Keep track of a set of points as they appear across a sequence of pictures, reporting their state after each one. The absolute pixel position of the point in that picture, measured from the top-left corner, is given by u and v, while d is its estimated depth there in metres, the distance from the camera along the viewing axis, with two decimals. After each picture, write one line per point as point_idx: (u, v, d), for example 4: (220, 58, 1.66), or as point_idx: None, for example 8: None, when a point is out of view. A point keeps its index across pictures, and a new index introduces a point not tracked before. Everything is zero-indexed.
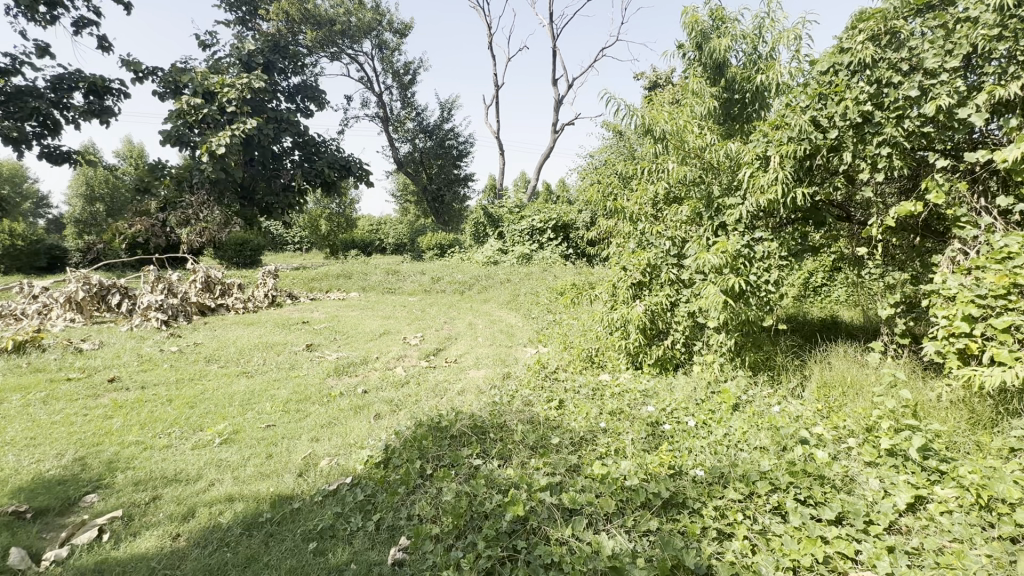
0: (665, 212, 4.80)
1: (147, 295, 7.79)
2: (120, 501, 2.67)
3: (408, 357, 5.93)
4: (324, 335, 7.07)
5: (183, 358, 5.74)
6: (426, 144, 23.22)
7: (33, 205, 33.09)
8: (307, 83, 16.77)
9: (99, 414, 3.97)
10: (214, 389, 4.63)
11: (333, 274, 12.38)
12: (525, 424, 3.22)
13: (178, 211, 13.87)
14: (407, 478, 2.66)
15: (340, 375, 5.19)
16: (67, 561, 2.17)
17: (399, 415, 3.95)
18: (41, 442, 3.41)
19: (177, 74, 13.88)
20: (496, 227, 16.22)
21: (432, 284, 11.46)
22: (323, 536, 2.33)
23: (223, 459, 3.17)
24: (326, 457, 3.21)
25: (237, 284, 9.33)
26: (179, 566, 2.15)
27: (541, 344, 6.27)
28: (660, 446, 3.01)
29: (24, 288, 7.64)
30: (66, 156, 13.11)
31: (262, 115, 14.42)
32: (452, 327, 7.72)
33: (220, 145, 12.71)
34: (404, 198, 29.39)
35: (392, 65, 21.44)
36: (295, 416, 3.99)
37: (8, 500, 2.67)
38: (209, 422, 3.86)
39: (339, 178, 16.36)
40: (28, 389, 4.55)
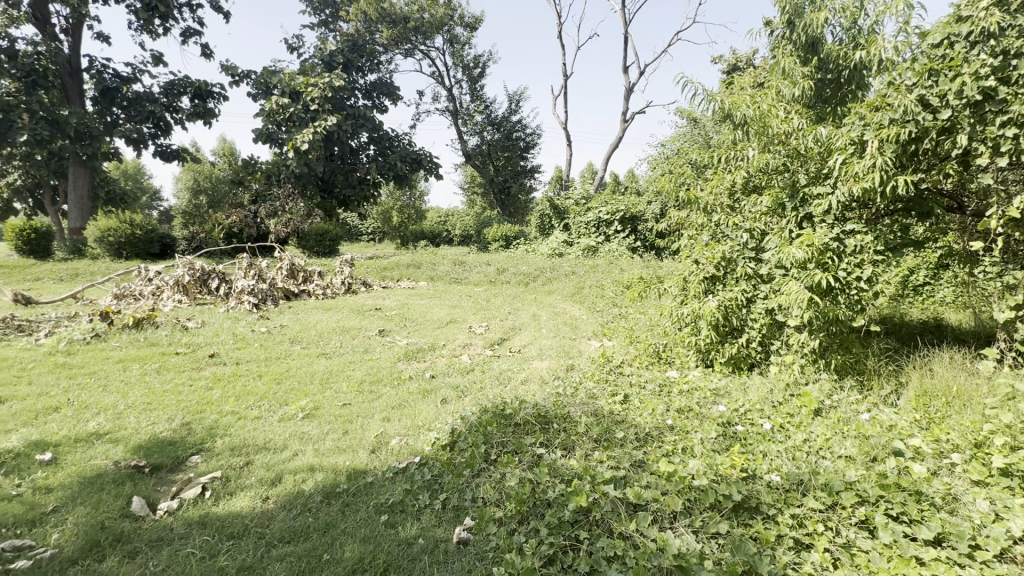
0: (743, 202, 4.56)
1: (241, 280, 8.54)
2: (218, 463, 2.98)
3: (473, 345, 6.08)
4: (395, 321, 7.41)
5: (270, 338, 6.26)
6: (495, 136, 23.43)
7: (149, 199, 37.32)
8: (383, 79, 17.51)
9: (201, 384, 4.46)
10: (298, 367, 5.04)
11: (403, 264, 12.92)
12: (589, 416, 3.20)
13: (268, 203, 15.00)
14: (472, 461, 2.73)
15: (410, 359, 5.45)
16: (176, 512, 2.45)
17: (464, 401, 4.07)
18: (156, 407, 3.88)
19: (267, 77, 15.18)
20: (562, 219, 16.07)
21: (497, 275, 11.65)
22: (393, 510, 2.47)
23: (305, 432, 3.44)
24: (396, 436, 3.38)
25: (317, 272, 10.02)
26: (269, 525, 2.35)
27: (606, 337, 6.18)
28: (731, 447, 2.87)
29: (142, 271, 8.67)
30: (175, 154, 14.73)
31: (342, 113, 15.28)
32: (516, 317, 7.83)
33: (305, 142, 14.24)
34: (472, 191, 30.06)
35: (462, 60, 21.81)
36: (369, 397, 4.23)
37: (131, 455, 3.07)
38: (293, 398, 4.19)
39: (411, 170, 17.19)
40: (146, 359, 5.19)
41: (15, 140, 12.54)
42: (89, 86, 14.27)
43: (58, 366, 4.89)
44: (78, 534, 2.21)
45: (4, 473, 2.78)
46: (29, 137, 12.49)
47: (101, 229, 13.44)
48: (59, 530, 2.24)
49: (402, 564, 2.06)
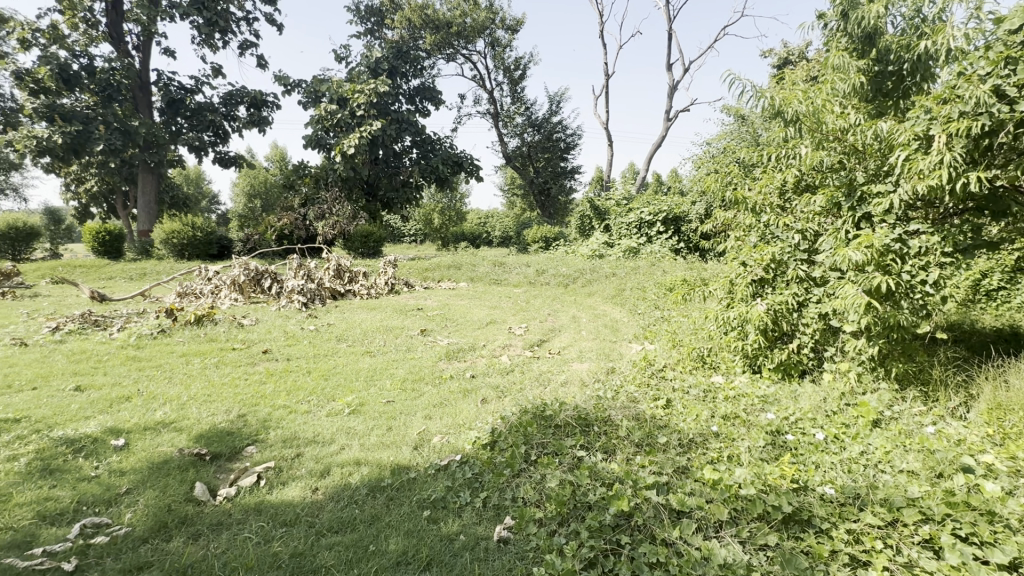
0: (795, 202, 4.39)
1: (291, 280, 8.94)
2: (272, 454, 3.14)
3: (513, 346, 6.11)
4: (436, 321, 7.56)
5: (318, 336, 6.52)
6: (535, 138, 23.43)
7: (208, 202, 39.64)
8: (425, 84, 17.89)
9: (256, 378, 4.70)
10: (344, 364, 5.22)
11: (445, 265, 13.16)
12: (630, 420, 3.15)
13: (316, 206, 15.74)
14: (513, 461, 2.74)
15: (451, 359, 5.54)
16: (234, 498, 2.60)
17: (504, 401, 4.10)
18: (215, 399, 4.13)
19: (316, 85, 15.91)
20: (603, 219, 15.90)
21: (536, 276, 11.66)
22: (436, 506, 2.52)
23: (351, 427, 3.56)
24: (438, 434, 3.45)
25: (362, 272, 10.35)
26: (318, 515, 2.45)
27: (647, 341, 6.07)
28: (781, 457, 2.77)
29: (203, 271, 9.24)
30: (232, 160, 15.62)
31: (386, 118, 15.73)
32: (556, 319, 7.81)
33: (351, 146, 14.78)
34: (512, 193, 30.21)
35: (503, 62, 21.98)
36: (411, 395, 4.33)
37: (194, 443, 3.28)
38: (339, 394, 4.35)
39: (452, 173, 17.50)
40: (206, 354, 5.53)
41: (92, 149, 13.65)
42: (157, 98, 15.35)
43: (129, 359, 5.28)
44: (149, 515, 2.38)
45: (85, 456, 3.03)
46: (104, 146, 13.61)
47: (167, 232, 14.38)
48: (132, 511, 2.42)
49: (444, 559, 2.10)
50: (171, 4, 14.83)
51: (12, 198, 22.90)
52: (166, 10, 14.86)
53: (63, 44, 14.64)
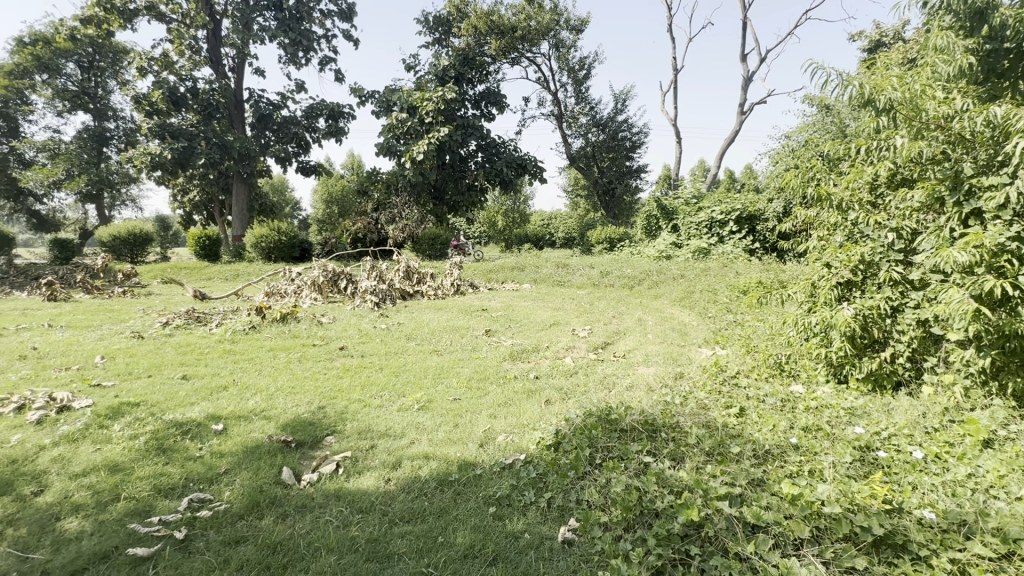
0: (888, 197, 4.03)
1: (365, 281, 9.45)
2: (349, 445, 3.34)
3: (577, 348, 6.08)
4: (500, 322, 7.68)
5: (389, 334, 6.83)
6: (600, 137, 23.10)
7: (291, 208, 42.79)
8: (491, 89, 18.21)
9: (334, 373, 5.03)
10: (413, 362, 5.46)
11: (509, 266, 13.36)
12: (700, 428, 3.03)
13: (387, 211, 16.45)
14: (577, 464, 2.73)
15: (515, 359, 5.61)
16: (316, 484, 2.79)
17: (568, 403, 4.10)
18: (299, 391, 4.47)
19: (389, 95, 16.78)
20: (671, 219, 15.36)
21: (601, 278, 11.51)
22: (501, 503, 2.57)
23: (420, 422, 3.72)
24: (503, 433, 3.52)
25: (430, 273, 10.74)
26: (391, 504, 2.58)
27: (718, 345, 5.81)
28: (871, 475, 2.55)
29: (287, 272, 10.01)
30: (313, 169, 16.80)
31: (453, 124, 16.20)
32: (621, 321, 7.67)
33: (420, 153, 15.40)
34: (576, 193, 30.00)
35: (567, 63, 21.89)
36: (476, 393, 4.44)
37: (281, 431, 3.55)
38: (409, 390, 4.55)
39: (516, 175, 17.72)
40: (290, 349, 5.99)
41: (195, 163, 15.20)
42: (249, 114, 16.83)
43: (226, 352, 5.83)
44: (244, 494, 2.62)
45: (190, 437, 3.39)
46: (205, 160, 15.21)
47: (256, 236, 15.68)
48: (230, 490, 2.68)
49: (509, 556, 2.14)
50: (261, 28, 16.18)
51: (130, 208, 26.02)
52: (257, 34, 16.23)
53: (172, 69, 16.40)
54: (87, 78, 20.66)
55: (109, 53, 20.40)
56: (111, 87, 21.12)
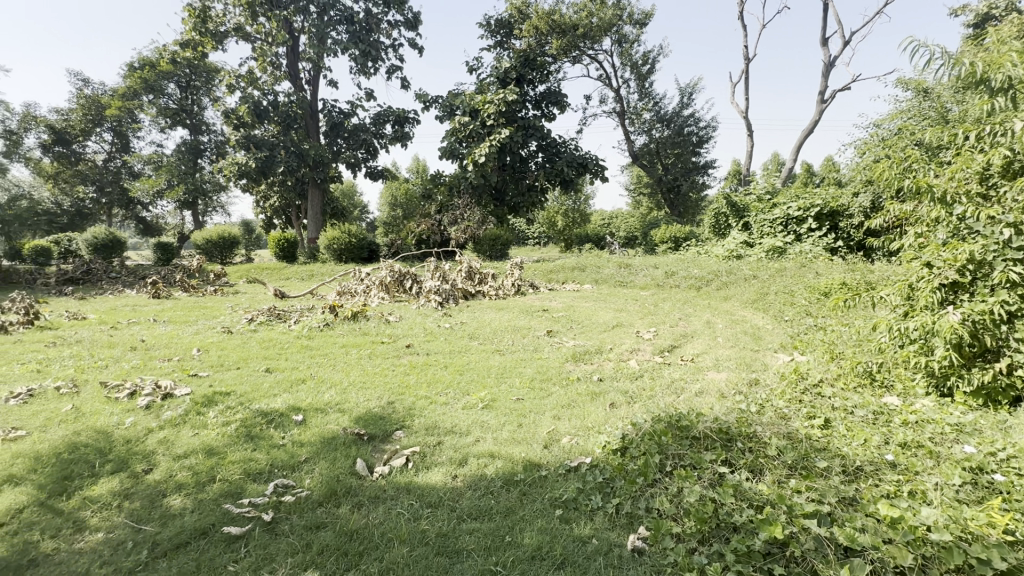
0: (1003, 188, 3.57)
1: (429, 281, 9.74)
2: (417, 440, 3.44)
3: (641, 351, 5.92)
4: (562, 323, 7.63)
5: (453, 333, 7.00)
6: (664, 133, 22.37)
7: (360, 212, 45.03)
8: (552, 89, 18.17)
9: (401, 370, 5.22)
10: (477, 361, 5.55)
11: (569, 266, 13.27)
12: (781, 439, 2.83)
13: (450, 212, 16.89)
14: (646, 470, 2.65)
15: (577, 361, 5.54)
16: (387, 476, 2.90)
17: (634, 407, 3.99)
18: (369, 386, 4.68)
19: (452, 99, 17.23)
20: (741, 217, 14.58)
21: (665, 278, 11.15)
22: (567, 506, 2.53)
23: (484, 421, 3.77)
24: (567, 435, 3.48)
25: (491, 274, 10.89)
26: (458, 500, 2.62)
27: (797, 351, 5.43)
28: (987, 501, 2.26)
29: (358, 273, 10.53)
30: (381, 173, 17.55)
31: (514, 125, 16.32)
32: (688, 324, 7.38)
33: (482, 155, 15.66)
34: (638, 192, 29.29)
35: (630, 58, 21.42)
36: (540, 394, 4.44)
37: (354, 424, 3.73)
38: (473, 389, 4.63)
39: (577, 175, 17.58)
40: (361, 346, 6.29)
41: (275, 171, 16.36)
42: (323, 124, 17.86)
43: (304, 347, 6.22)
44: (322, 482, 2.77)
45: (275, 426, 3.65)
46: (284, 167, 16.38)
47: (329, 238, 16.62)
48: (309, 478, 2.84)
49: (577, 560, 2.11)
50: (334, 42, 17.14)
51: (220, 214, 28.49)
52: (330, 47, 17.21)
53: (256, 85, 17.76)
54: (184, 97, 22.80)
55: (204, 73, 22.47)
56: (204, 103, 23.15)
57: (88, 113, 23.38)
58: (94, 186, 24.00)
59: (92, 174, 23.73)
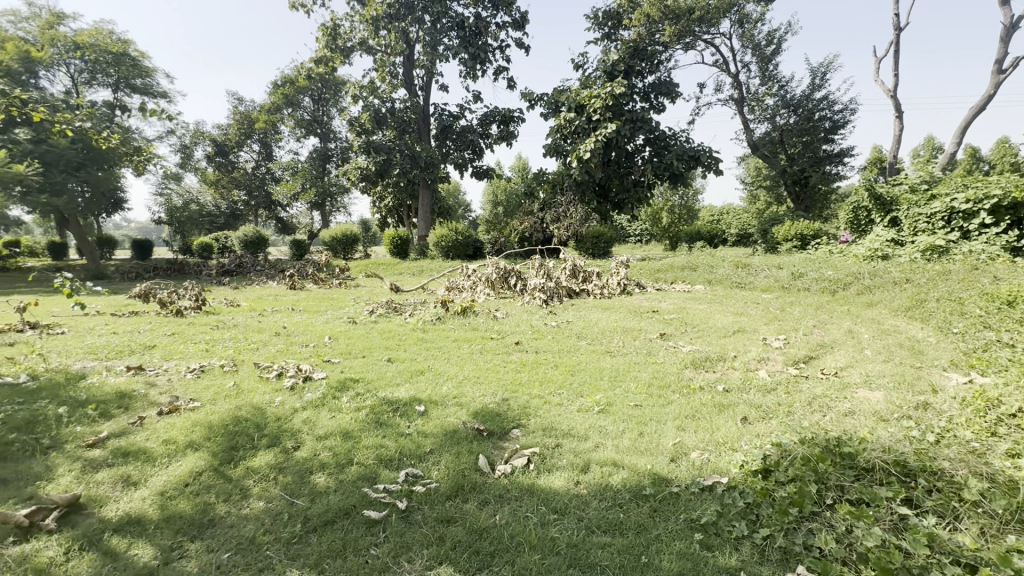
0: None
1: (534, 279, 9.77)
2: (535, 440, 3.39)
3: (771, 361, 5.35)
4: (675, 326, 7.19)
5: (560, 332, 6.90)
6: (790, 120, 20.28)
7: (464, 211, 46.96)
8: (662, 79, 17.32)
9: (513, 367, 5.24)
10: (588, 362, 5.40)
11: (679, 265, 12.54)
12: (980, 480, 2.32)
13: (552, 210, 16.89)
14: (801, 500, 2.32)
15: (697, 368, 5.15)
16: (510, 475, 2.88)
17: (771, 424, 3.58)
18: (483, 381, 4.76)
19: (557, 96, 17.21)
20: (888, 211, 12.69)
21: (792, 280, 10.06)
22: (706, 531, 2.31)
23: (602, 426, 3.63)
24: (696, 449, 3.22)
25: (596, 272, 10.62)
26: (584, 510, 2.51)
27: (976, 372, 4.52)
28: None
29: (465, 269, 10.89)
30: (486, 172, 18.02)
31: (621, 119, 15.77)
32: (825, 332, 6.55)
33: (587, 151, 15.30)
34: (756, 185, 26.92)
35: (753, 39, 19.71)
36: (659, 401, 4.18)
37: (473, 419, 3.79)
38: (587, 391, 4.49)
39: (688, 168, 16.56)
40: (472, 341, 6.45)
41: (392, 173, 17.55)
42: (435, 127, 18.74)
43: (420, 340, 6.54)
44: (449, 476, 2.82)
45: (400, 415, 3.84)
46: (399, 170, 17.58)
47: (437, 236, 17.46)
48: (437, 469, 2.92)
49: None
50: (446, 47, 17.91)
51: (343, 214, 31.35)
52: (442, 53, 18.01)
53: (376, 93, 19.19)
54: (317, 109, 25.43)
55: (332, 86, 24.85)
56: (333, 114, 25.59)
57: (242, 127, 27.06)
58: (245, 190, 27.69)
59: (244, 180, 27.40)
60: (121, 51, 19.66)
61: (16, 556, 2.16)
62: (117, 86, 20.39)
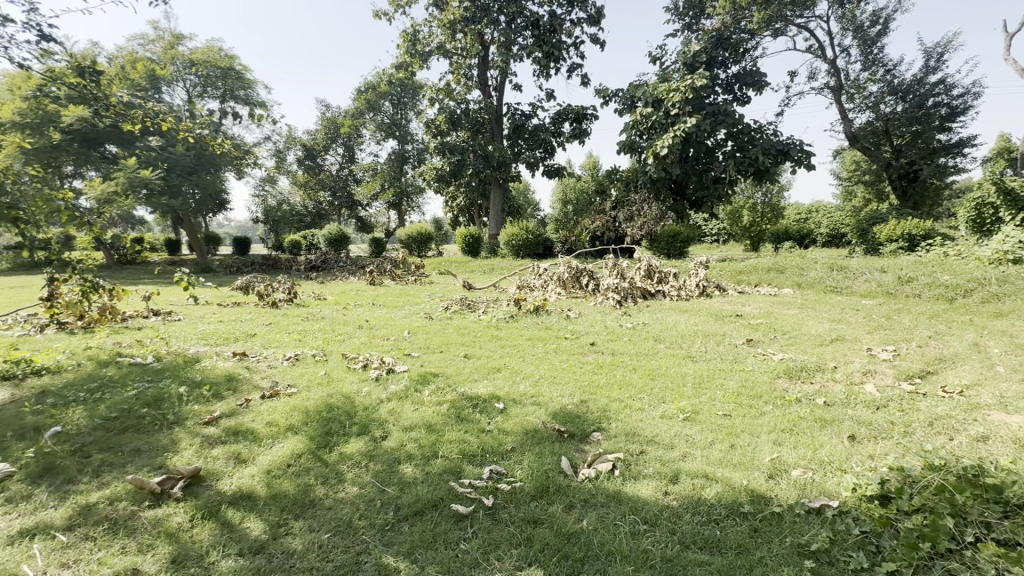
0: None
1: (607, 278, 9.56)
2: (618, 446, 3.29)
3: (879, 374, 4.83)
4: (762, 331, 6.72)
5: (636, 334, 6.68)
6: (897, 108, 18.30)
7: (533, 210, 47.08)
8: (748, 68, 16.29)
9: (590, 368, 5.15)
10: (668, 366, 5.18)
11: (764, 267, 11.76)
12: None
13: (626, 208, 16.90)
14: (933, 535, 2.05)
15: (792, 378, 4.77)
16: (594, 480, 2.80)
17: (884, 445, 3.22)
18: (559, 381, 4.72)
19: (633, 91, 16.79)
20: (1021, 208, 11.07)
21: (899, 285, 9.06)
22: (817, 558, 2.11)
23: (689, 434, 3.45)
24: (797, 467, 2.96)
25: (672, 273, 10.16)
26: (676, 523, 2.39)
27: None
28: None
29: (536, 268, 10.90)
30: (557, 171, 17.91)
31: (701, 113, 15.03)
32: (944, 344, 5.82)
33: (664, 147, 14.60)
34: (853, 181, 24.60)
35: (854, 21, 18.00)
36: (750, 412, 3.90)
37: (552, 420, 3.75)
38: (670, 397, 4.30)
39: (775, 163, 15.46)
40: (546, 340, 6.42)
41: (465, 172, 17.94)
42: (507, 126, 18.88)
43: (494, 337, 6.61)
44: (533, 476, 2.80)
45: (480, 411, 3.88)
46: (472, 170, 17.95)
47: (509, 235, 17.63)
48: (520, 468, 2.91)
49: None
50: (520, 47, 18.01)
51: (418, 212, 32.56)
52: (517, 53, 18.14)
53: (452, 95, 19.72)
54: (396, 112, 26.59)
55: (410, 90, 25.90)
56: (411, 117, 26.64)
57: (328, 132, 28.94)
58: (331, 191, 29.57)
59: (330, 181, 29.29)
60: (228, 66, 21.71)
61: (150, 519, 2.42)
62: (224, 97, 22.54)
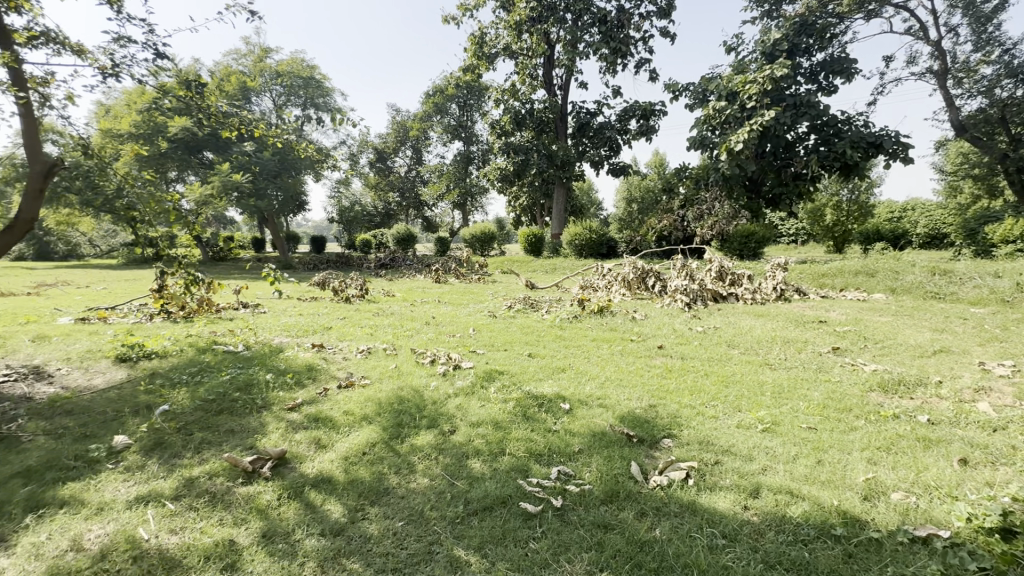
0: None
1: (675, 280, 9.21)
2: (692, 454, 3.14)
3: (994, 392, 4.28)
4: (850, 340, 6.19)
5: (708, 338, 6.38)
6: (1016, 91, 16.18)
7: (596, 210, 46.35)
8: (835, 55, 15.06)
9: (658, 372, 4.97)
10: (744, 373, 4.90)
11: (852, 270, 10.72)
12: None
13: (695, 207, 16.78)
14: None
15: (886, 392, 4.34)
16: (667, 488, 2.69)
17: (1003, 471, 2.85)
18: (626, 384, 4.60)
19: (705, 84, 16.08)
20: None
21: (1017, 292, 8.01)
22: None
23: (769, 446, 3.23)
24: (897, 489, 2.69)
25: (746, 275, 9.57)
26: (759, 540, 2.24)
27: None
28: None
29: (601, 268, 10.72)
30: (622, 169, 17.52)
31: (781, 104, 14.08)
32: None
33: (739, 142, 13.74)
34: (959, 175, 22.07)
35: None
36: (838, 426, 3.60)
37: (620, 423, 3.65)
38: (746, 405, 4.05)
39: (865, 157, 14.19)
40: (611, 341, 6.29)
41: (529, 172, 17.99)
42: (572, 125, 18.70)
43: (558, 337, 6.57)
44: (602, 480, 2.74)
45: (546, 410, 3.86)
46: (535, 169, 17.99)
47: (572, 235, 17.49)
48: (588, 471, 2.86)
49: None
50: (587, 44, 17.79)
51: (481, 212, 33.09)
52: (583, 51, 17.93)
53: (517, 96, 19.85)
54: (462, 114, 27.18)
55: (476, 93, 26.38)
56: (476, 118, 27.13)
57: (398, 135, 30.12)
58: (399, 192, 30.76)
59: (399, 183, 30.49)
60: (309, 75, 23.19)
61: (244, 495, 2.62)
62: (306, 105, 24.10)
